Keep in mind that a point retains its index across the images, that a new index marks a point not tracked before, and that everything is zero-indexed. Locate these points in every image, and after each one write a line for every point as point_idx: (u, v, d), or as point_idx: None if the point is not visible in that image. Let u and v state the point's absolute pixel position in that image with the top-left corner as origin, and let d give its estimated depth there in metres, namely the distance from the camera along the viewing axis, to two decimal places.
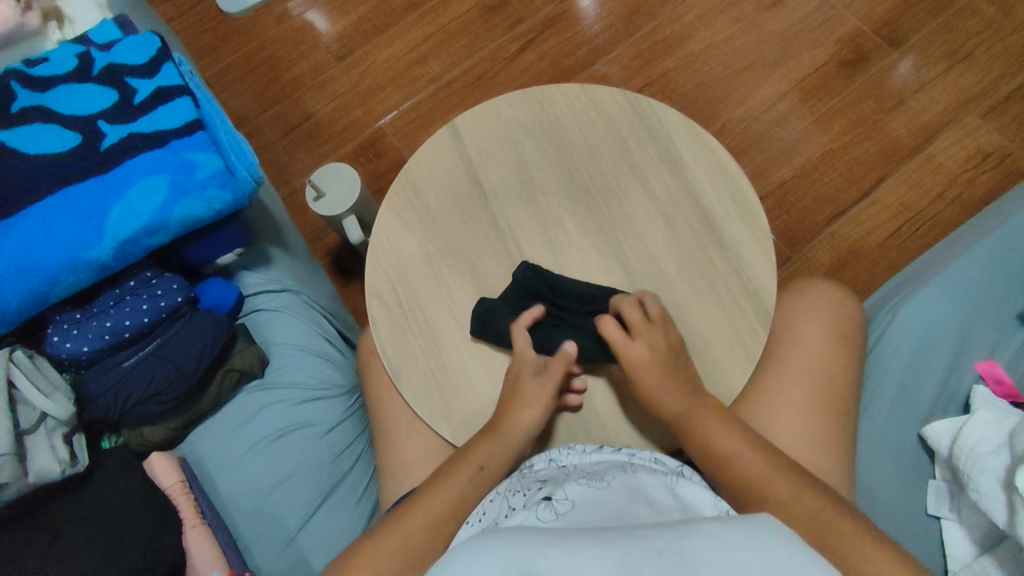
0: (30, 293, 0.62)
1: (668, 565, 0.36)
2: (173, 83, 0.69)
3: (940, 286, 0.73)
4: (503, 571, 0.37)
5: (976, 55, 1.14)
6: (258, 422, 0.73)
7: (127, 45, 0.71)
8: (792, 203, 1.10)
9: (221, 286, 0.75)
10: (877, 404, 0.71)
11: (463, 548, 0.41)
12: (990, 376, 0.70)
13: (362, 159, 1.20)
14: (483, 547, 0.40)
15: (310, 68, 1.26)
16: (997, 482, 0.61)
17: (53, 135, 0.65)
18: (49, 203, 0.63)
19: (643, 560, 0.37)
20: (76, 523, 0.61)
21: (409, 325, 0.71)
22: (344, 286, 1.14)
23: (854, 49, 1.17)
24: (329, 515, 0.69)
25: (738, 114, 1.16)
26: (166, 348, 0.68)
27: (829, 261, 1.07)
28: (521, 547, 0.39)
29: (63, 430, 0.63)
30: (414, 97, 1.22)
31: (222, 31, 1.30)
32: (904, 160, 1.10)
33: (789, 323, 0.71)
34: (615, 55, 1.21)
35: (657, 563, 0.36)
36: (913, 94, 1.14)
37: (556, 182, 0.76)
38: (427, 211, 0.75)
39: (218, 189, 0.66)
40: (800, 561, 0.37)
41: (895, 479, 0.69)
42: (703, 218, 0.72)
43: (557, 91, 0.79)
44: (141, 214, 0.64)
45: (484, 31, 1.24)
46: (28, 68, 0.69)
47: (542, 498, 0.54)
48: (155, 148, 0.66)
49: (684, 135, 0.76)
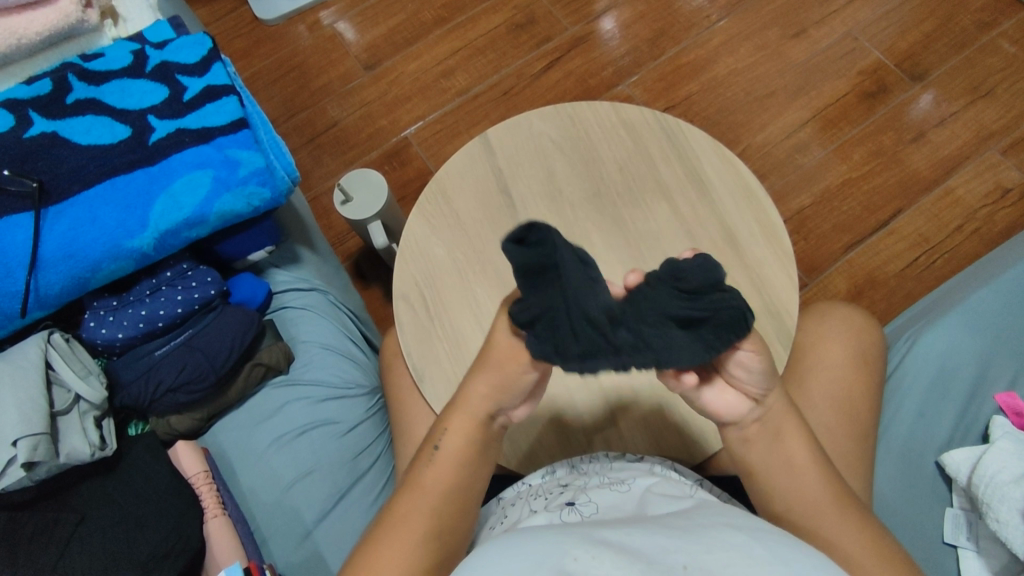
0: (72, 278, 0.64)
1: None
2: (220, 82, 0.71)
3: (959, 316, 0.74)
4: None
5: (996, 93, 1.16)
6: (281, 416, 0.74)
7: (179, 44, 0.73)
8: (811, 229, 1.12)
9: (253, 282, 0.77)
10: (895, 429, 0.72)
11: (485, 561, 0.41)
12: (1010, 408, 0.70)
13: (387, 166, 1.22)
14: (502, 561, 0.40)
15: (340, 76, 1.29)
16: (1018, 512, 0.62)
17: (104, 128, 0.67)
18: (96, 192, 0.65)
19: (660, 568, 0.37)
20: (102, 507, 0.62)
21: (435, 329, 0.73)
22: (364, 291, 1.16)
23: (875, 81, 1.19)
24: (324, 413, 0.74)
25: (759, 139, 1.17)
26: (198, 338, 0.69)
27: (846, 288, 1.08)
28: (543, 557, 0.39)
29: (94, 414, 0.65)
30: (441, 109, 1.25)
31: (257, 37, 1.34)
32: (923, 192, 1.12)
33: (810, 344, 0.72)
34: (639, 77, 1.23)
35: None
36: (933, 127, 1.15)
37: (583, 195, 0.77)
38: (457, 218, 0.77)
39: (258, 186, 0.68)
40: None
41: (914, 505, 0.69)
42: (727, 237, 0.74)
43: (588, 108, 0.81)
44: (183, 206, 0.66)
45: (512, 48, 1.27)
46: (83, 62, 0.71)
47: (564, 503, 0.55)
48: (200, 143, 0.68)
49: (710, 156, 0.77)
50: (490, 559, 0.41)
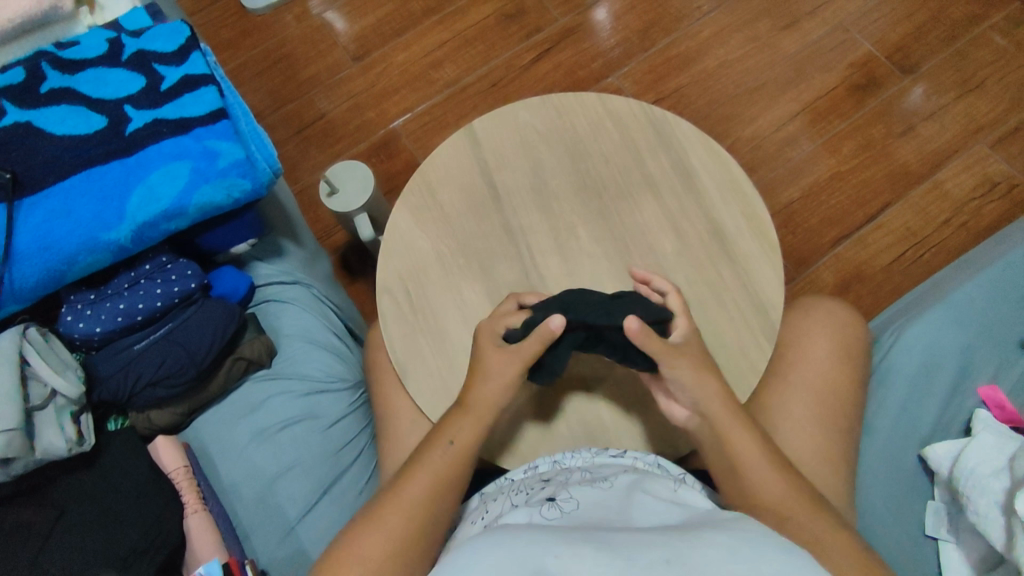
0: (48, 271, 0.63)
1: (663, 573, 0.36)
2: (199, 71, 0.70)
3: (943, 310, 0.74)
4: None
5: (985, 86, 1.16)
6: (264, 410, 0.73)
7: (157, 32, 0.72)
8: (799, 223, 1.11)
9: (235, 275, 0.76)
10: (879, 423, 0.72)
11: (463, 564, 0.41)
12: (992, 401, 0.70)
13: (375, 158, 1.21)
14: (479, 565, 0.40)
15: (328, 67, 1.28)
16: (996, 505, 0.62)
17: (80, 118, 0.66)
18: (71, 184, 0.63)
19: (637, 569, 0.36)
20: (80, 502, 0.61)
21: (419, 323, 0.72)
22: (351, 284, 1.15)
23: (865, 74, 1.18)
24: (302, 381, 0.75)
25: (748, 132, 1.17)
26: (178, 332, 0.68)
27: (834, 282, 1.08)
28: (519, 562, 0.38)
29: (72, 408, 0.64)
30: (429, 100, 1.23)
31: (243, 27, 1.32)
32: (911, 185, 1.12)
33: (795, 338, 0.72)
34: (629, 69, 1.22)
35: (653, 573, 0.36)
36: (922, 120, 1.15)
37: (569, 188, 0.77)
38: (442, 211, 0.76)
39: (238, 178, 0.67)
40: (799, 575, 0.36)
41: (896, 498, 0.69)
42: (713, 230, 0.73)
43: (574, 100, 0.80)
44: (161, 198, 0.65)
45: (501, 39, 1.26)
46: (58, 50, 0.70)
47: (545, 498, 0.54)
48: (179, 134, 0.67)
49: (697, 149, 0.77)
50: (469, 558, 0.41)
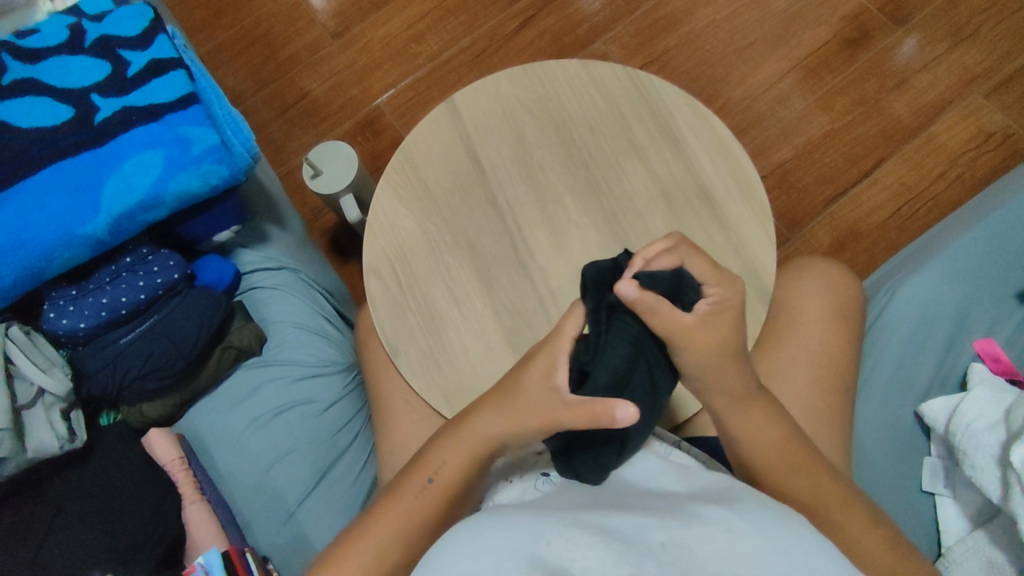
0: (25, 268, 0.61)
1: (661, 556, 0.35)
2: (166, 55, 0.68)
3: (939, 265, 0.73)
4: (496, 568, 0.36)
5: (980, 34, 1.13)
6: (256, 398, 0.73)
7: (119, 16, 0.70)
8: (793, 183, 1.10)
9: (219, 263, 0.75)
10: (874, 381, 0.72)
11: (457, 546, 0.40)
12: (987, 354, 0.70)
13: (359, 138, 1.19)
14: (469, 549, 0.39)
15: (306, 45, 1.24)
16: (992, 459, 0.62)
17: (47, 109, 0.64)
18: (42, 177, 0.62)
19: (634, 551, 0.36)
20: (79, 497, 0.62)
21: (407, 302, 0.71)
22: (342, 266, 1.14)
23: (858, 27, 1.15)
24: (292, 367, 0.74)
25: (740, 92, 1.14)
26: (164, 324, 0.67)
27: (828, 241, 1.07)
28: (511, 545, 0.38)
29: (61, 406, 0.63)
30: (413, 75, 1.21)
31: (217, 7, 1.28)
32: (905, 140, 1.10)
33: (789, 300, 0.71)
34: (616, 33, 1.19)
35: (651, 556, 0.35)
36: (916, 72, 1.12)
37: (555, 159, 0.75)
38: (426, 187, 0.75)
39: (214, 164, 0.66)
40: (796, 548, 0.36)
41: (893, 456, 0.69)
42: (703, 195, 0.72)
43: (557, 67, 0.78)
44: (136, 188, 0.63)
45: (483, 8, 1.22)
46: (19, 39, 0.68)
47: (538, 471, 0.55)
48: (150, 121, 0.65)
49: (684, 112, 0.75)
50: (461, 543, 0.40)
